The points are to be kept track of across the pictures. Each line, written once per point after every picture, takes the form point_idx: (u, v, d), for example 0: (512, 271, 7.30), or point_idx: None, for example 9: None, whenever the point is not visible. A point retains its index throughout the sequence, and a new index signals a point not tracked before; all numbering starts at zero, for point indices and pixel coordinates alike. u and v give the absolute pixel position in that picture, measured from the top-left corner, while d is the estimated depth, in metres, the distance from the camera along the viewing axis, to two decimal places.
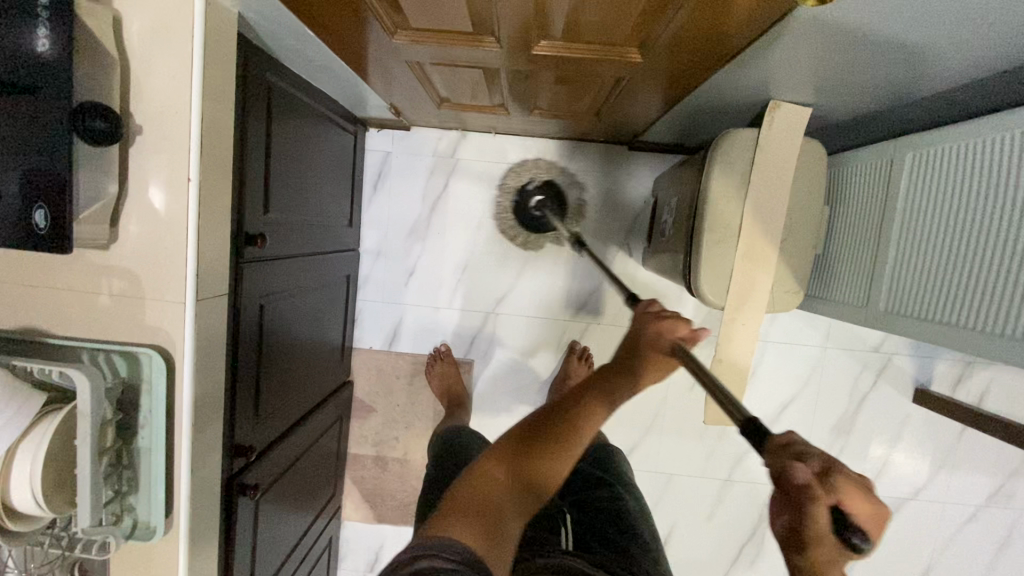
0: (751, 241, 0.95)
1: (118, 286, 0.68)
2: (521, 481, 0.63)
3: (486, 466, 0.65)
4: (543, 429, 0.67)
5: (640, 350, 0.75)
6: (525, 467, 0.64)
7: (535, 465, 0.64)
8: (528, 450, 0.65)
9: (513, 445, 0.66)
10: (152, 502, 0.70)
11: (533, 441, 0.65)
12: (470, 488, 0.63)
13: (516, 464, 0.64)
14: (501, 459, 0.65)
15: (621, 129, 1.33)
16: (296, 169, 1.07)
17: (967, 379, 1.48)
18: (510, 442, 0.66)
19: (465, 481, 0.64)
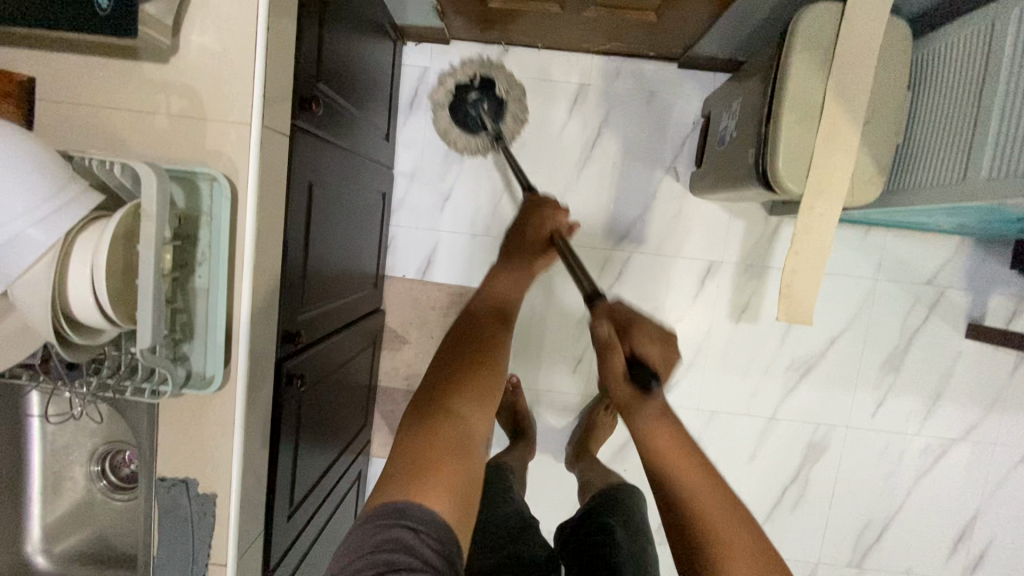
0: (833, 121, 0.89)
1: (178, 104, 0.62)
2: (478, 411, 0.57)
3: (439, 411, 0.55)
4: (483, 377, 0.59)
5: (523, 258, 0.81)
6: (481, 403, 0.58)
7: (479, 397, 0.58)
8: (469, 380, 0.58)
9: (455, 388, 0.57)
10: (210, 348, 0.64)
11: (474, 372, 0.59)
12: (424, 438, 0.54)
13: (465, 395, 0.57)
14: (452, 403, 0.56)
15: (672, 40, 1.26)
16: (343, 53, 1.01)
17: (1022, 314, 1.44)
18: (450, 376, 0.58)
19: (408, 438, 0.54)
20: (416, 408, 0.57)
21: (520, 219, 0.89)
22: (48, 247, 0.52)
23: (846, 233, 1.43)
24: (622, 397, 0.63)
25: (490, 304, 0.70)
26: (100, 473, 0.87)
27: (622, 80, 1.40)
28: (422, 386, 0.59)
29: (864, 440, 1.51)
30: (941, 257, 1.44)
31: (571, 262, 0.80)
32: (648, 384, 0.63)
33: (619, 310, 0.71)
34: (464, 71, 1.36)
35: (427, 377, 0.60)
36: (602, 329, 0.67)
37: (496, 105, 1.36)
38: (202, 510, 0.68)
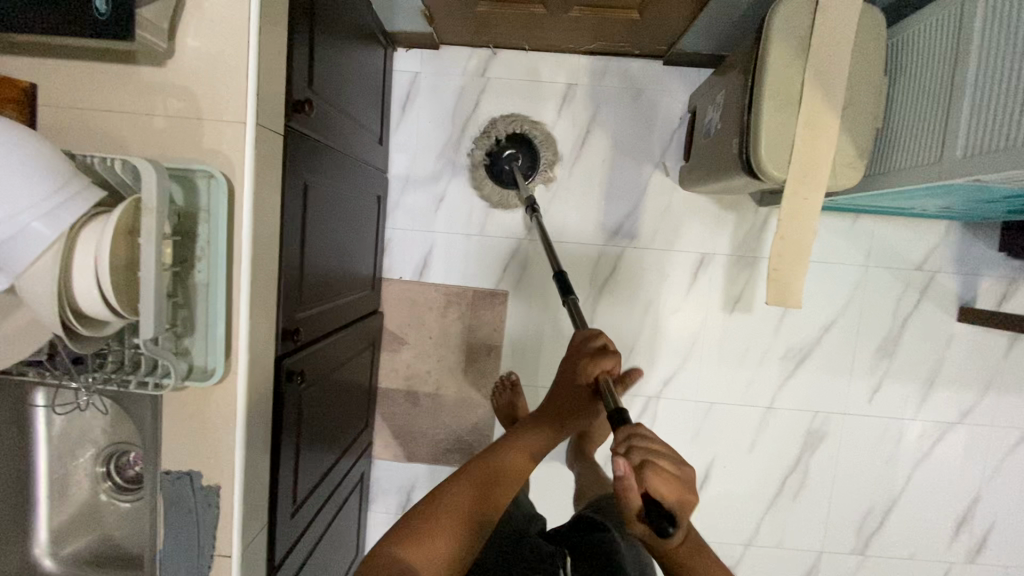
0: (813, 108, 0.92)
1: (175, 105, 0.64)
2: (436, 557, 0.69)
3: (390, 558, 0.68)
4: (449, 514, 0.73)
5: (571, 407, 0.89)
6: (432, 556, 0.69)
7: (450, 538, 0.71)
8: (443, 519, 0.72)
9: (417, 535, 0.70)
10: (211, 341, 0.66)
11: (461, 493, 0.75)
12: (393, 564, 0.67)
13: (440, 522, 0.72)
14: (408, 546, 0.69)
15: (657, 37, 1.29)
16: (336, 58, 1.04)
17: (1011, 296, 1.47)
18: (418, 527, 0.71)
19: (382, 544, 0.70)
20: (422, 516, 0.72)
21: (580, 342, 0.92)
22: (50, 243, 0.53)
23: (836, 222, 1.46)
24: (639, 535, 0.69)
25: (530, 448, 0.85)
26: (104, 474, 0.88)
27: (610, 78, 1.43)
28: (418, 508, 0.74)
29: (863, 427, 1.52)
30: (930, 242, 1.46)
31: (609, 396, 0.81)
32: (662, 529, 0.65)
33: (640, 435, 0.68)
34: (503, 122, 1.43)
35: (426, 500, 0.75)
36: (618, 466, 0.65)
37: (530, 157, 1.45)
38: (206, 501, 0.69)
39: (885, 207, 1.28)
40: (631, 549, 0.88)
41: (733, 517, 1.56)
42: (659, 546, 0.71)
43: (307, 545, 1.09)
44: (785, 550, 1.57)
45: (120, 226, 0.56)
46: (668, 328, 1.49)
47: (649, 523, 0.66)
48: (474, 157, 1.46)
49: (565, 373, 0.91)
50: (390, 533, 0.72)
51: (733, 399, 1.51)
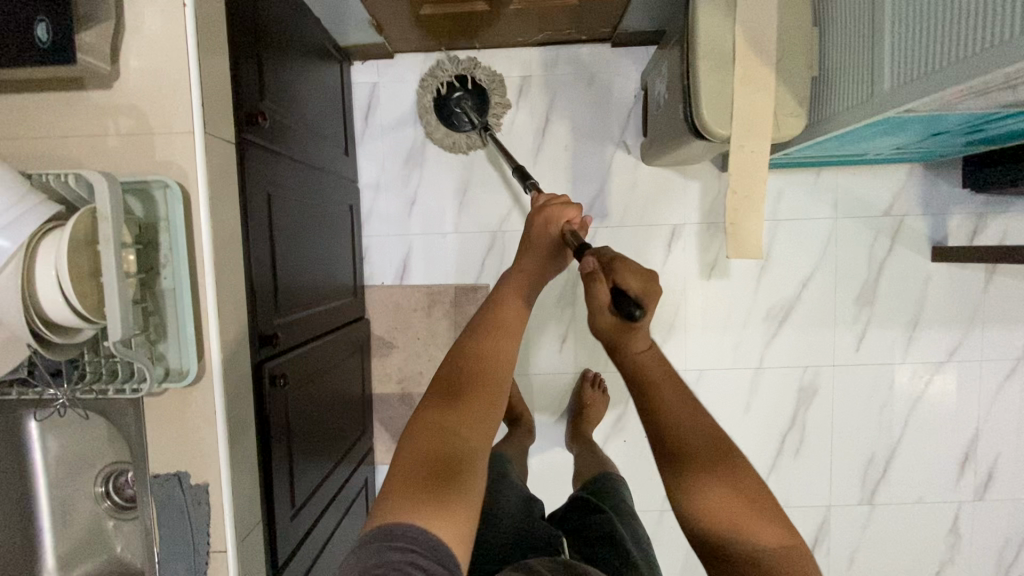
0: (746, 63, 0.95)
1: (127, 124, 0.68)
2: (475, 425, 0.58)
3: (425, 425, 0.58)
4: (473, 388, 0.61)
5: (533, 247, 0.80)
6: (474, 424, 0.58)
7: (484, 411, 0.60)
8: (476, 387, 0.61)
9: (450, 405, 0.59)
10: (184, 344, 0.69)
11: (483, 360, 0.63)
12: (420, 446, 0.56)
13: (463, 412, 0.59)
14: (444, 413, 0.58)
15: (599, 20, 1.33)
16: (289, 73, 1.08)
17: (982, 230, 1.50)
18: (447, 394, 0.60)
19: (406, 437, 0.57)
20: (437, 407, 0.59)
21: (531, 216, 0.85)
22: (12, 252, 0.57)
23: (800, 178, 1.48)
24: (607, 325, 0.64)
25: (518, 286, 0.74)
26: (104, 494, 0.90)
27: (562, 66, 1.47)
28: (433, 392, 0.61)
29: (854, 376, 1.54)
30: (894, 187, 1.49)
31: (575, 238, 0.78)
32: (627, 310, 0.62)
33: (609, 251, 0.70)
34: (452, 63, 1.43)
35: (440, 378, 0.62)
36: (586, 263, 0.68)
37: (479, 99, 1.45)
38: (196, 500, 0.72)
39: (841, 156, 1.31)
40: (628, 523, 0.85)
41: None
42: (626, 351, 0.62)
43: (311, 549, 1.11)
44: (793, 508, 1.57)
45: (78, 236, 0.59)
46: None
47: (612, 306, 0.64)
48: (425, 102, 1.44)
49: (535, 224, 0.82)
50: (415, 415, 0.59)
51: (722, 363, 1.53)
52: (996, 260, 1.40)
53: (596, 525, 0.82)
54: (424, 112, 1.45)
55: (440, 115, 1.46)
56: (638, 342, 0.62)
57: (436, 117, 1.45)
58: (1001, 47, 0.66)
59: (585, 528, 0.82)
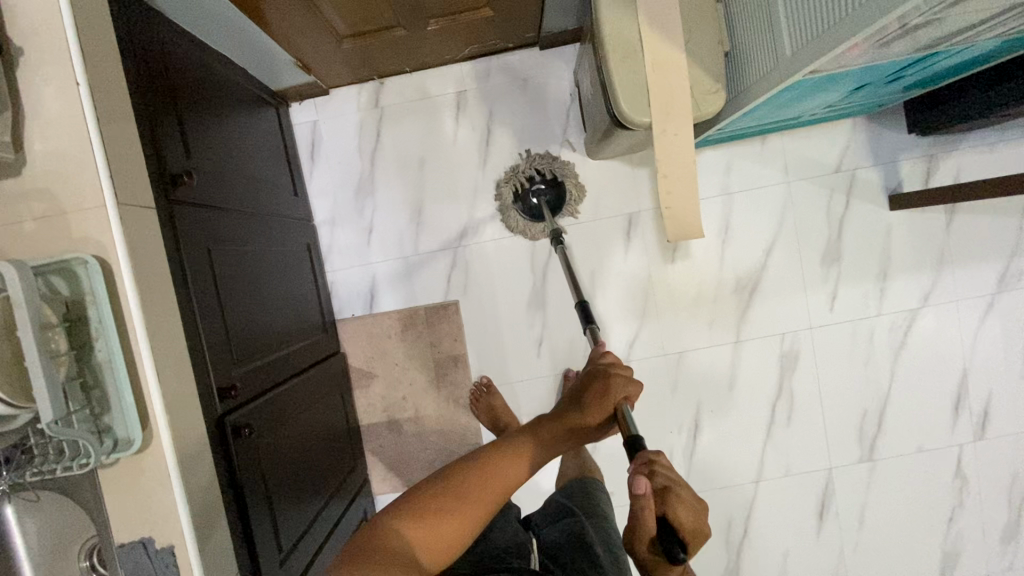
0: (654, 49, 0.96)
1: (39, 207, 0.70)
2: (441, 543, 0.62)
3: (392, 526, 0.62)
4: (451, 494, 0.64)
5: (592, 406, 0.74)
6: (431, 532, 0.62)
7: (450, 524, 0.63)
8: (457, 504, 0.64)
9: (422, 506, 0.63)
10: (126, 413, 0.70)
11: (470, 483, 0.66)
12: (380, 543, 0.60)
13: (430, 519, 0.62)
14: (411, 519, 0.62)
15: (520, 26, 1.34)
16: (219, 128, 1.10)
17: (935, 171, 1.50)
18: (430, 495, 0.65)
19: (376, 540, 0.61)
20: (410, 509, 0.63)
21: (589, 373, 0.80)
22: None
23: (746, 149, 1.49)
24: (643, 557, 0.67)
25: (535, 444, 0.71)
26: None
27: (495, 76, 1.49)
28: (413, 499, 0.64)
29: (834, 336, 1.54)
30: (841, 142, 1.50)
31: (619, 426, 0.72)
32: (674, 553, 0.62)
33: (663, 467, 0.68)
34: (527, 160, 1.47)
35: (418, 490, 0.66)
36: (641, 485, 0.65)
37: (556, 194, 1.47)
38: (164, 562, 0.73)
39: (778, 123, 1.32)
40: (599, 527, 0.88)
41: (736, 458, 1.56)
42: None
43: None
44: (795, 477, 1.57)
45: None
46: (618, 292, 1.52)
47: (661, 544, 0.64)
48: (504, 195, 1.47)
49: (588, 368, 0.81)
50: (390, 519, 0.63)
51: (700, 343, 1.53)
52: (957, 199, 1.38)
53: (570, 533, 0.84)
54: (504, 206, 1.48)
55: (523, 212, 1.48)
56: (669, 572, 0.66)
57: (513, 208, 1.47)
58: (872, 3, 0.68)
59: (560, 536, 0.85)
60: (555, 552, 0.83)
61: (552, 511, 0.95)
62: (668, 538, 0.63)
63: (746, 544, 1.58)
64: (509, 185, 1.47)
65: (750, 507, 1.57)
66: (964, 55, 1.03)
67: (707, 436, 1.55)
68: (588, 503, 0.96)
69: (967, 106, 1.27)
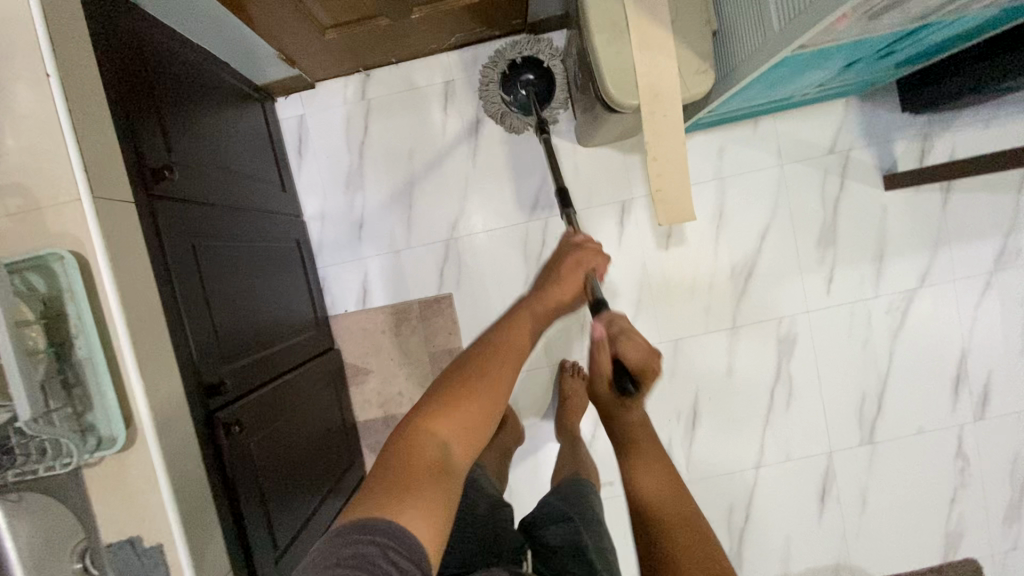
0: (640, 29, 0.95)
1: (14, 204, 0.68)
2: (475, 429, 0.62)
3: (417, 431, 0.60)
4: (467, 391, 0.63)
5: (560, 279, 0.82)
6: (459, 431, 0.61)
7: (474, 421, 0.62)
8: (474, 398, 0.63)
9: (441, 409, 0.61)
10: (109, 410, 0.68)
11: (483, 377, 0.65)
12: (408, 454, 0.58)
13: (454, 418, 0.61)
14: (435, 421, 0.60)
15: (506, 13, 1.33)
16: (202, 122, 1.08)
17: (930, 149, 1.48)
18: (445, 397, 0.62)
19: (408, 446, 0.59)
20: (431, 414, 0.61)
21: (547, 268, 0.87)
22: None
23: (738, 133, 1.48)
24: (602, 396, 0.73)
25: (527, 329, 0.73)
26: None
27: (483, 64, 1.47)
28: (433, 397, 0.63)
29: (831, 319, 1.52)
30: (834, 123, 1.48)
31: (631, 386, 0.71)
32: (623, 386, 0.71)
33: (620, 321, 0.76)
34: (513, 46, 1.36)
35: (437, 385, 0.64)
36: (595, 332, 0.75)
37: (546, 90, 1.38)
38: (154, 561, 0.72)
39: (769, 104, 1.30)
40: (594, 532, 0.86)
41: (736, 444, 1.55)
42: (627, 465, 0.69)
43: None
44: (796, 461, 1.56)
45: None
46: (613, 280, 1.50)
47: (614, 386, 0.72)
48: (490, 74, 1.35)
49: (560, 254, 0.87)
50: (418, 421, 0.61)
51: (697, 330, 1.52)
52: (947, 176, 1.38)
53: (564, 536, 0.82)
54: (485, 85, 1.37)
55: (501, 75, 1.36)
56: (628, 415, 0.71)
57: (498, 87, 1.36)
58: None
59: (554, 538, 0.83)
60: (547, 556, 0.81)
61: (547, 507, 0.93)
62: (619, 377, 0.72)
63: (747, 531, 1.57)
64: (497, 67, 1.36)
65: (751, 493, 1.56)
66: (956, 27, 1.01)
67: (706, 422, 1.54)
68: (584, 504, 0.94)
69: (960, 81, 1.25)
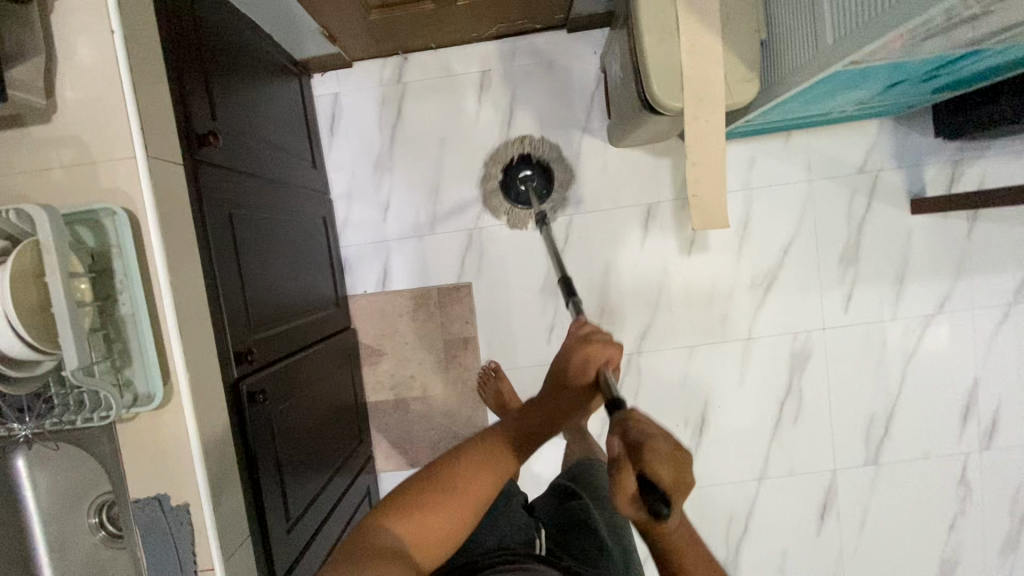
0: (690, 33, 0.95)
1: (68, 156, 0.69)
2: (433, 537, 0.60)
3: (375, 527, 0.59)
4: (438, 491, 0.61)
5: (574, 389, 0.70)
6: (427, 531, 0.60)
7: (445, 514, 0.61)
8: (446, 498, 0.61)
9: (416, 503, 0.61)
10: (147, 368, 0.69)
11: (460, 479, 0.63)
12: (370, 547, 0.57)
13: (421, 520, 0.60)
14: (399, 518, 0.60)
15: (550, 7, 1.32)
16: (241, 91, 1.08)
17: (960, 176, 1.48)
18: (412, 495, 0.61)
19: (364, 539, 0.58)
20: (400, 512, 0.60)
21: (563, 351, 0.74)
22: None
23: (770, 145, 1.48)
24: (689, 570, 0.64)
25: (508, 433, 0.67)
26: (98, 524, 0.92)
27: (520, 57, 1.47)
28: (399, 492, 0.62)
29: (847, 337, 1.53)
30: (866, 142, 1.48)
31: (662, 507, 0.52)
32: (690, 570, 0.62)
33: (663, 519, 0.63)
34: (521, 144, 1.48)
35: (403, 487, 0.63)
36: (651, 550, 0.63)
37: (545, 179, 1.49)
38: (178, 520, 0.72)
39: (805, 118, 1.31)
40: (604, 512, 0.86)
41: (740, 454, 1.56)
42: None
43: (314, 559, 1.12)
44: (800, 476, 1.56)
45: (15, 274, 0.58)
46: (632, 283, 1.51)
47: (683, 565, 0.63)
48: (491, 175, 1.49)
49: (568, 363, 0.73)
50: (375, 520, 0.60)
51: (712, 338, 1.52)
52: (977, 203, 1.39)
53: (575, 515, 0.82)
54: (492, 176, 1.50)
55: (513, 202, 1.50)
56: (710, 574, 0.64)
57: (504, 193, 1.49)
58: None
59: (563, 516, 0.84)
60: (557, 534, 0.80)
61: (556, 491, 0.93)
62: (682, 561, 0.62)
63: (745, 541, 1.58)
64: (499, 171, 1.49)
65: (752, 504, 1.57)
66: (1003, 56, 1.02)
67: (714, 430, 1.55)
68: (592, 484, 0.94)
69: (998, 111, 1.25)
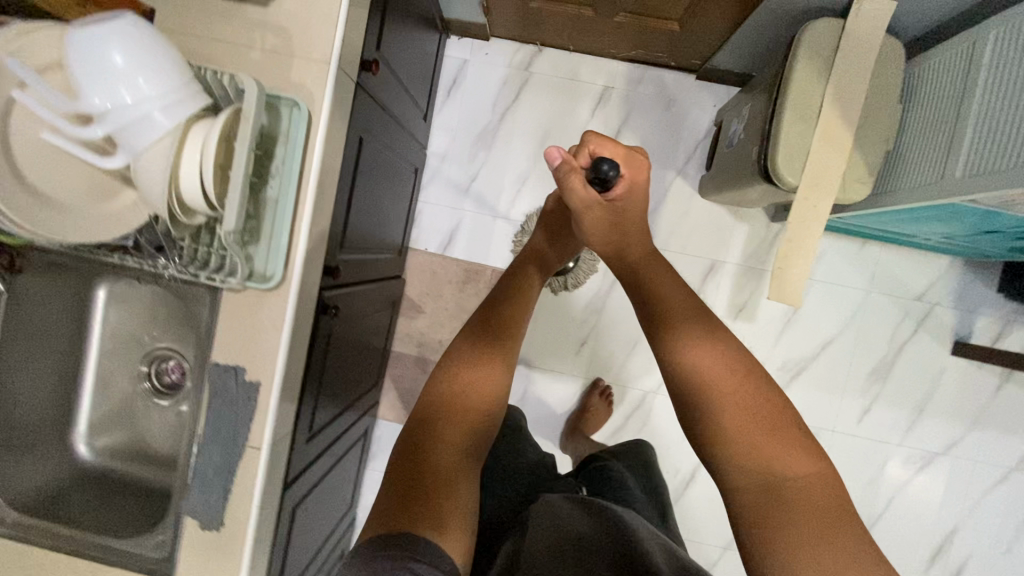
0: (829, 122, 1.01)
1: (270, 42, 0.74)
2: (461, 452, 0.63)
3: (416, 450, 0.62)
4: (438, 405, 0.66)
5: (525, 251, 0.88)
6: (457, 441, 0.64)
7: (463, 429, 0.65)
8: (447, 419, 0.64)
9: (437, 417, 0.65)
10: (274, 251, 0.75)
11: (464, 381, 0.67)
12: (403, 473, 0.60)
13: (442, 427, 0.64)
14: (434, 430, 0.64)
15: (692, 51, 1.38)
16: (400, 28, 1.13)
17: (1007, 335, 1.53)
18: (434, 405, 0.66)
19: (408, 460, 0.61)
20: (424, 429, 0.64)
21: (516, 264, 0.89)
22: (171, 125, 0.58)
23: (843, 246, 1.53)
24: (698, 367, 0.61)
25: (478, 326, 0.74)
26: (146, 375, 0.98)
27: (645, 85, 1.52)
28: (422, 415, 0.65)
29: (850, 447, 1.58)
30: (932, 274, 1.53)
31: (611, 171, 0.71)
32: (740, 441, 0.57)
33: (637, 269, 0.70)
34: None
35: (424, 409, 0.66)
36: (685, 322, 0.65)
37: None
38: (246, 395, 0.78)
39: (891, 233, 1.36)
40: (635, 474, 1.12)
41: None
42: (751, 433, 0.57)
43: (316, 474, 1.17)
44: None
45: (217, 130, 0.62)
46: None
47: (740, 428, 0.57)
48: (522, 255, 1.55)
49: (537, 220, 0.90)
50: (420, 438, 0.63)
51: None
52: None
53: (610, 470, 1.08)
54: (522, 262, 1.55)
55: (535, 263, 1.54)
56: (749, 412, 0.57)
57: None
58: None
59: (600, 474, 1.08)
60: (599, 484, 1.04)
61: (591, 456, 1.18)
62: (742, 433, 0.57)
63: None
64: None
65: None
66: None
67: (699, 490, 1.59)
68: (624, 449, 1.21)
69: None
